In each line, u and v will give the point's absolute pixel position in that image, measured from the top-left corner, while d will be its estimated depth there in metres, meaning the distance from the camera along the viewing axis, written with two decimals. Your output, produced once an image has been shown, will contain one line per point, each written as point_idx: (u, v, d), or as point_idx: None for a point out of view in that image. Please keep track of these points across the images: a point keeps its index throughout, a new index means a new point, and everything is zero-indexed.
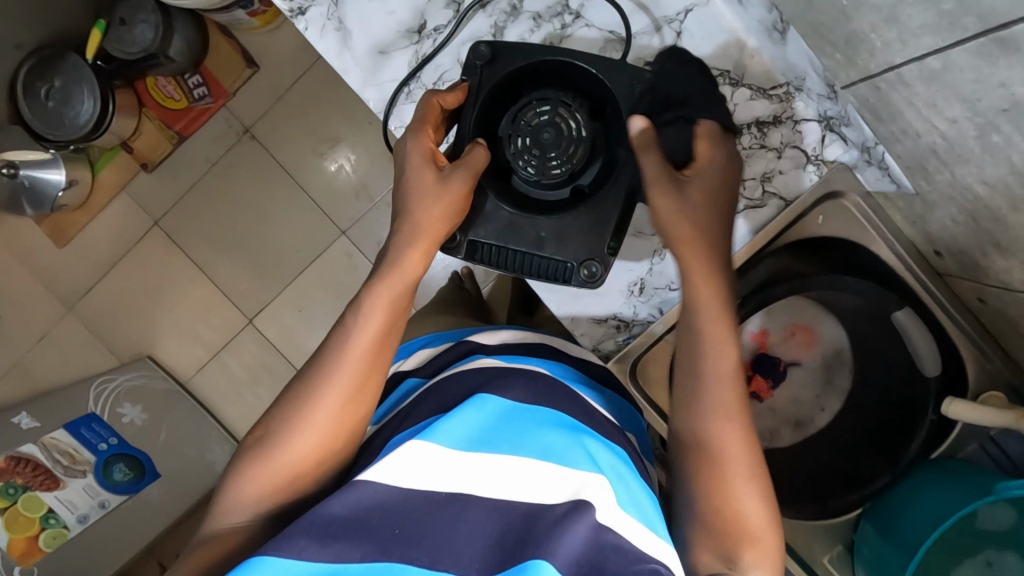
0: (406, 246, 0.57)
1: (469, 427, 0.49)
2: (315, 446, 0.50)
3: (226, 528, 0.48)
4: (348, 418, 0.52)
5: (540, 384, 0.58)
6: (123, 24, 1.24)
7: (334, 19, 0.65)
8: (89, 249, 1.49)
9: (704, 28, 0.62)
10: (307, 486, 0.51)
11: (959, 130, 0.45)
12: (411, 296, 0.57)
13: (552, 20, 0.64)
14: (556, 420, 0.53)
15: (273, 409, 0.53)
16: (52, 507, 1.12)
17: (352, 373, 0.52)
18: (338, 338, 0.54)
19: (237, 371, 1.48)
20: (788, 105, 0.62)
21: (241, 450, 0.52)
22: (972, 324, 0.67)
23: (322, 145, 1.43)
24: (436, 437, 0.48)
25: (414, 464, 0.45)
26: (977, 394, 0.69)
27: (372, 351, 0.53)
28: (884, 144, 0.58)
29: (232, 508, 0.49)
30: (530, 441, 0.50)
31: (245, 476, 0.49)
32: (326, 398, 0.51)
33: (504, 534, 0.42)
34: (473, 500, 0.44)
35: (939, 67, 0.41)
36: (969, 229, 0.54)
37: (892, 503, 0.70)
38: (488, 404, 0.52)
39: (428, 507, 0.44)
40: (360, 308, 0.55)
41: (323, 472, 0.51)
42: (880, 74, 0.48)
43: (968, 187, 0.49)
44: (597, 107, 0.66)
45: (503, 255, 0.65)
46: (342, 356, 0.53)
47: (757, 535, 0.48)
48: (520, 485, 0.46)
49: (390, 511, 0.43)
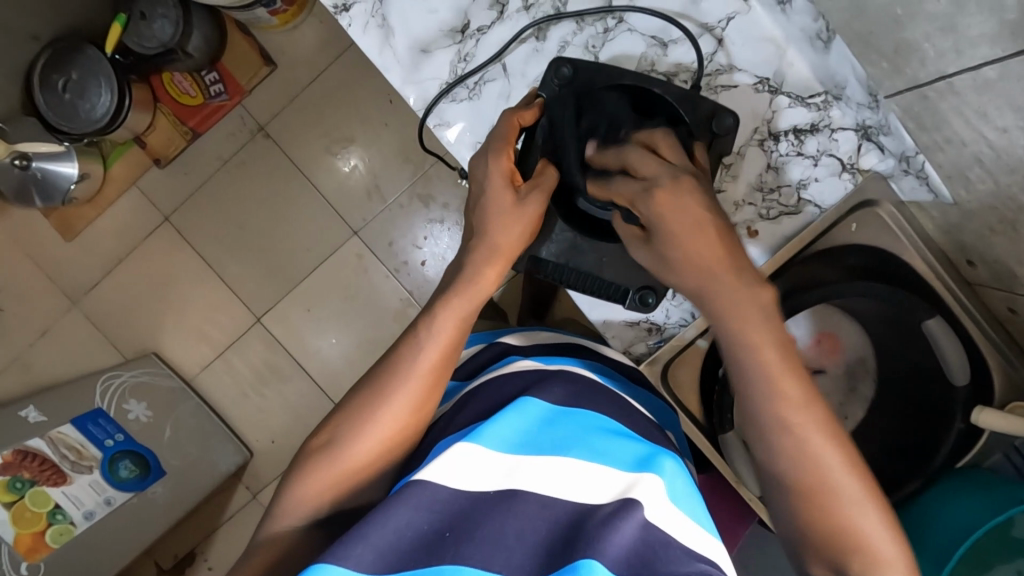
0: (484, 266, 0.59)
1: (513, 430, 0.50)
2: (375, 452, 0.53)
3: (286, 530, 0.51)
4: (408, 428, 0.54)
5: (581, 389, 0.59)
6: (143, 19, 1.24)
7: (377, 17, 0.65)
8: (97, 244, 1.48)
9: (745, 35, 0.63)
10: (363, 493, 0.53)
11: (1010, 139, 0.45)
12: (477, 313, 0.59)
13: (595, 23, 0.65)
14: (606, 427, 0.54)
15: (336, 413, 0.56)
16: (59, 501, 1.10)
17: (417, 386, 0.55)
18: (407, 350, 0.57)
19: (243, 370, 1.47)
20: (825, 114, 0.63)
21: (302, 453, 0.55)
22: (999, 333, 0.70)
23: (336, 145, 1.43)
24: (480, 441, 0.48)
25: (466, 466, 0.46)
26: (1002, 403, 0.70)
27: (436, 369, 0.56)
28: (924, 153, 0.59)
29: (293, 510, 0.52)
30: (576, 444, 0.50)
31: (308, 478, 0.52)
32: (389, 407, 0.54)
33: (555, 535, 0.43)
34: (523, 500, 0.44)
35: (995, 76, 0.42)
36: (1008, 240, 0.55)
37: (919, 511, 0.71)
38: (531, 407, 0.53)
39: (479, 511, 0.44)
40: (434, 319, 0.57)
41: (378, 478, 0.54)
42: (929, 83, 0.49)
43: (1013, 197, 0.50)
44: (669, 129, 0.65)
45: (565, 276, 0.67)
46: (409, 369, 0.55)
47: (895, 564, 0.48)
48: (568, 484, 0.46)
49: (441, 515, 0.43)
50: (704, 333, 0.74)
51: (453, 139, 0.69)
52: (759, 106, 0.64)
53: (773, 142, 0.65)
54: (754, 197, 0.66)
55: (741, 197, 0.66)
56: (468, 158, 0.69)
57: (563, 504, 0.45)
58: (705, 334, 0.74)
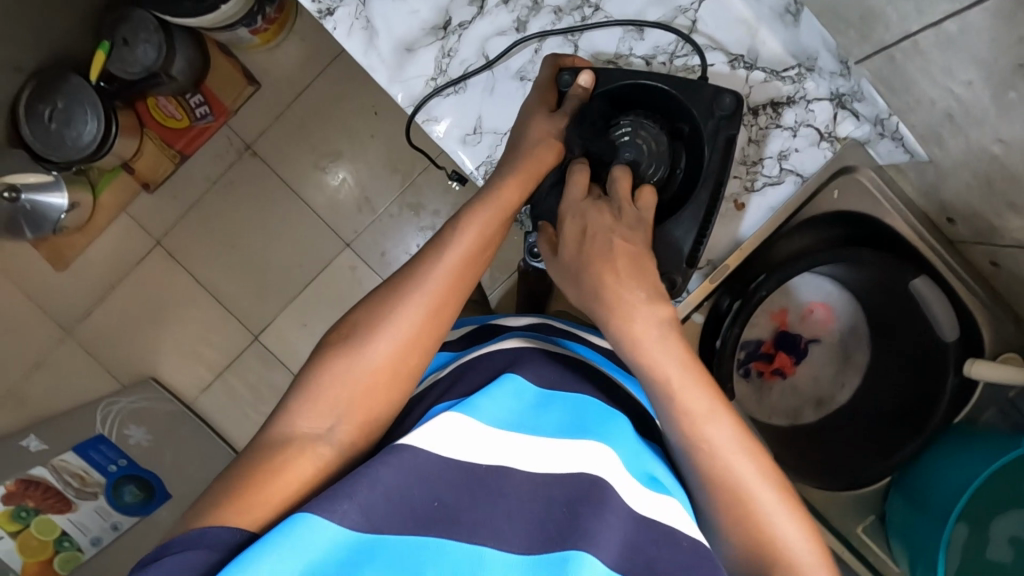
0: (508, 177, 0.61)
1: (505, 410, 0.52)
2: (394, 349, 0.55)
3: (302, 431, 0.51)
4: (424, 330, 0.56)
5: (572, 371, 0.61)
6: (126, 45, 1.25)
7: (362, 19, 0.67)
8: (89, 272, 1.47)
9: (718, 15, 0.65)
10: (379, 400, 0.54)
11: (976, 92, 0.48)
12: (488, 237, 0.60)
13: (573, 13, 0.67)
14: (592, 406, 0.56)
15: (358, 312, 0.57)
16: (64, 528, 1.12)
17: (437, 284, 0.57)
18: (429, 260, 0.59)
19: (241, 389, 1.47)
20: (800, 86, 0.65)
21: (322, 350, 0.56)
22: (985, 290, 0.71)
23: (324, 159, 1.45)
24: (474, 414, 0.50)
25: (456, 436, 0.48)
26: (994, 355, 0.71)
27: (458, 273, 0.58)
28: (897, 115, 0.61)
29: (312, 414, 0.52)
30: (566, 425, 0.53)
31: (327, 372, 0.54)
32: (410, 306, 0.56)
33: (545, 515, 0.45)
34: (512, 482, 0.47)
35: (956, 31, 0.45)
36: (983, 193, 0.57)
37: (920, 477, 0.72)
38: (519, 387, 0.55)
39: (472, 487, 0.46)
40: (462, 228, 0.59)
41: (394, 385, 0.55)
42: (896, 44, 0.51)
43: (984, 150, 0.52)
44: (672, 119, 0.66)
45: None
46: (432, 270, 0.58)
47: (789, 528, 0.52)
48: (556, 461, 0.49)
49: (430, 487, 0.44)
50: (698, 307, 0.74)
51: (443, 134, 0.70)
52: (736, 84, 0.66)
53: (753, 116, 0.67)
54: (741, 170, 0.68)
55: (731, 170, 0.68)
56: (458, 151, 0.70)
57: (554, 488, 0.47)
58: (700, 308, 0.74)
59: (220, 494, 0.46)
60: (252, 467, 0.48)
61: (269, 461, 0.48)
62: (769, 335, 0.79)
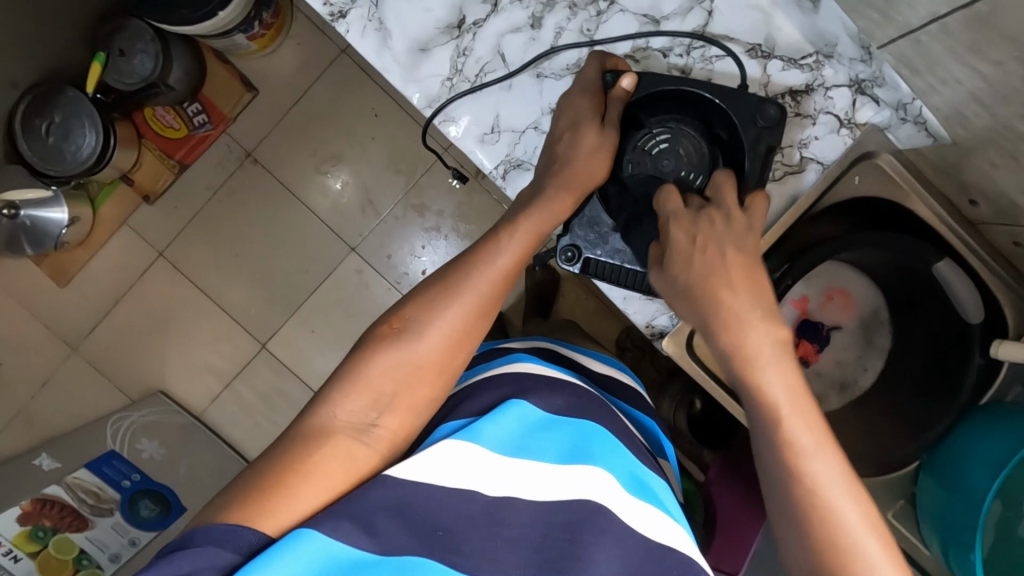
0: (558, 189, 0.62)
1: (507, 433, 0.55)
2: (441, 350, 0.56)
3: (342, 423, 0.52)
4: (471, 333, 0.57)
5: (580, 396, 0.63)
6: (122, 55, 1.24)
7: (374, 20, 0.66)
8: (92, 287, 1.46)
9: (734, 5, 0.65)
10: (418, 399, 0.55)
11: (1006, 72, 0.48)
12: (540, 237, 0.62)
13: (587, 7, 0.66)
14: (595, 432, 0.58)
15: (408, 304, 0.57)
16: (83, 547, 1.11)
17: (489, 290, 0.58)
18: (478, 261, 0.59)
19: (251, 398, 1.46)
20: (817, 74, 0.65)
21: (367, 339, 0.56)
22: (1007, 271, 0.71)
23: (325, 163, 1.44)
24: (474, 441, 0.53)
25: (458, 463, 0.51)
26: (1017, 334, 0.71)
27: (508, 274, 0.59)
28: (921, 99, 0.61)
29: (352, 406, 0.53)
30: (564, 451, 0.56)
31: (372, 366, 0.54)
32: (458, 304, 0.56)
33: (545, 540, 0.48)
34: (514, 509, 0.49)
35: (987, 11, 0.44)
36: (1010, 173, 0.57)
37: (948, 457, 0.72)
38: (525, 412, 0.58)
39: (476, 515, 0.48)
40: (514, 230, 0.60)
41: (433, 383, 0.56)
42: (921, 27, 0.51)
43: (1013, 129, 0.52)
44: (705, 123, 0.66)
45: (617, 274, 0.67)
46: (482, 270, 0.58)
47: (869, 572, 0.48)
48: (554, 488, 0.52)
49: (429, 512, 0.48)
50: None
51: (460, 134, 0.69)
52: (755, 73, 0.66)
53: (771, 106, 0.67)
54: None
55: None
56: (476, 151, 0.70)
57: (554, 512, 0.50)
58: None
59: (257, 482, 0.47)
60: (288, 458, 0.49)
61: (310, 452, 0.49)
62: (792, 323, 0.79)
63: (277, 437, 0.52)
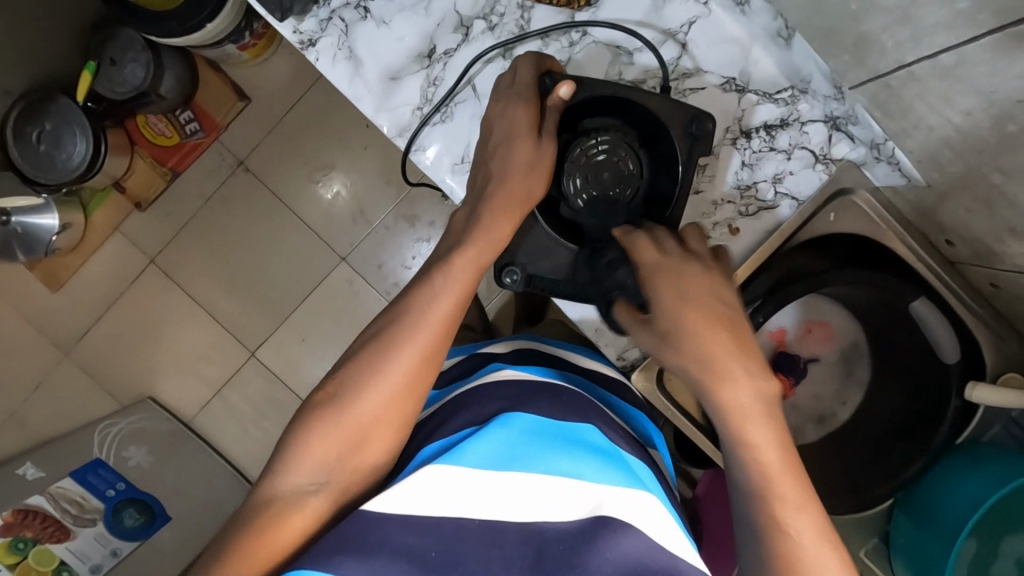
0: (508, 209, 0.60)
1: (497, 446, 0.52)
2: (385, 403, 0.54)
3: (290, 488, 0.52)
4: (416, 379, 0.55)
5: (559, 395, 0.62)
6: (112, 64, 1.24)
7: (345, 49, 0.65)
8: (84, 292, 1.46)
9: (708, 38, 0.64)
10: (367, 451, 0.54)
11: (974, 122, 0.47)
12: (479, 269, 0.59)
13: (560, 38, 0.65)
14: (581, 431, 0.57)
15: (345, 366, 0.56)
16: (63, 559, 1.09)
17: (428, 336, 0.55)
18: (417, 304, 0.57)
19: (241, 406, 1.46)
20: (793, 108, 0.64)
21: (305, 408, 0.55)
22: (986, 309, 0.70)
23: (317, 172, 1.43)
24: (459, 460, 0.50)
25: (447, 483, 0.49)
26: (995, 375, 0.70)
27: (449, 319, 0.56)
28: (893, 140, 0.60)
29: (298, 469, 0.52)
30: (557, 455, 0.53)
31: (315, 431, 0.53)
32: (398, 357, 0.55)
33: (539, 554, 0.46)
34: (504, 529, 0.47)
35: (953, 63, 0.43)
36: (984, 218, 0.56)
37: (922, 496, 0.72)
38: (517, 421, 0.55)
39: (466, 537, 0.46)
40: (449, 270, 0.57)
41: (383, 433, 0.55)
42: (890, 72, 0.50)
43: (983, 177, 0.51)
44: (649, 142, 0.67)
45: (558, 288, 0.67)
46: (419, 316, 0.56)
47: None
48: (547, 502, 0.50)
49: (423, 539, 0.46)
50: None
51: (430, 162, 0.69)
52: (729, 106, 0.65)
53: (746, 139, 0.66)
54: (733, 196, 0.67)
55: (722, 196, 0.67)
56: (446, 179, 0.69)
57: (549, 527, 0.48)
58: None
59: (214, 561, 0.48)
60: (242, 533, 0.49)
61: (258, 522, 0.50)
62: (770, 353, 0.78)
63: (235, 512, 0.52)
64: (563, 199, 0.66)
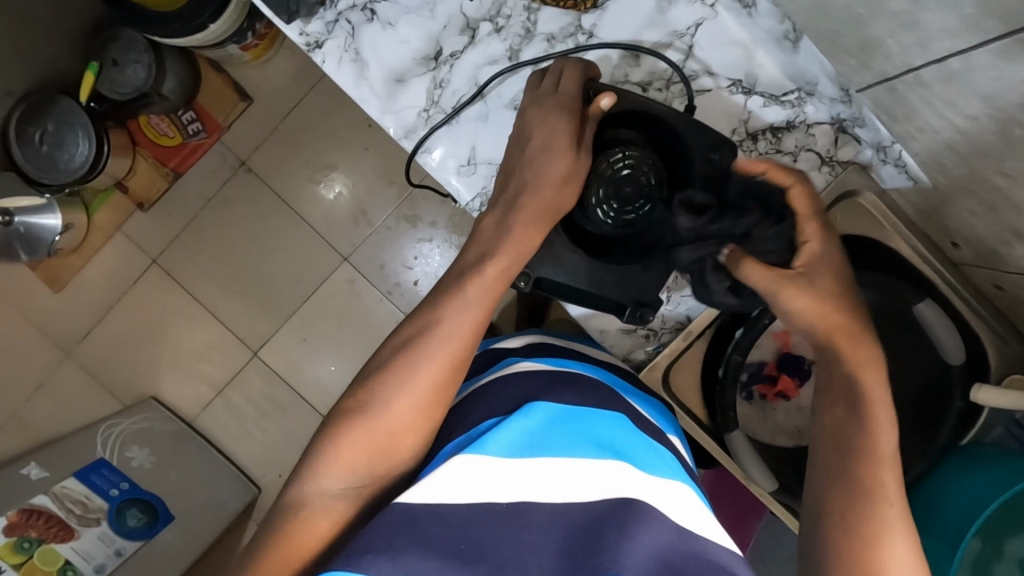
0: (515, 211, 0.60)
1: (519, 434, 0.51)
2: (414, 410, 0.53)
3: (318, 492, 0.51)
4: (445, 385, 0.55)
5: (580, 382, 0.61)
6: (115, 65, 1.23)
7: (351, 51, 0.66)
8: (86, 292, 1.46)
9: (714, 40, 0.64)
10: (396, 458, 0.53)
11: (980, 126, 0.47)
12: (508, 280, 0.59)
13: (566, 40, 0.66)
14: (607, 418, 0.57)
15: (372, 374, 0.55)
16: (68, 558, 1.09)
17: (460, 346, 0.56)
18: (444, 309, 0.57)
19: (243, 406, 1.46)
20: (800, 110, 0.64)
21: (334, 414, 0.55)
22: (989, 311, 0.70)
23: (319, 173, 1.44)
24: (485, 449, 0.49)
25: (472, 472, 0.48)
26: (999, 377, 0.70)
27: (477, 329, 0.56)
28: (899, 143, 0.61)
29: (327, 473, 0.52)
30: (579, 443, 0.52)
31: (343, 438, 0.52)
32: (429, 363, 0.54)
33: (572, 544, 0.46)
34: (534, 516, 0.46)
35: (959, 67, 0.44)
36: (988, 221, 0.56)
37: (926, 496, 0.72)
38: (538, 411, 0.54)
39: (496, 525, 0.45)
40: (481, 279, 0.57)
41: (410, 441, 0.54)
42: (896, 76, 0.50)
43: (988, 181, 0.51)
44: (669, 160, 0.65)
45: (564, 292, 0.67)
46: (448, 322, 0.56)
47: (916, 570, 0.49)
48: (574, 488, 0.49)
49: (453, 528, 0.44)
50: (700, 334, 0.75)
51: (436, 164, 0.69)
52: (734, 108, 0.65)
53: (752, 142, 0.66)
54: None
55: None
56: (452, 181, 0.70)
57: (578, 515, 0.48)
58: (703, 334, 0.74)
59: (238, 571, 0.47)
60: (269, 541, 0.48)
61: (285, 526, 0.49)
62: (772, 357, 0.75)
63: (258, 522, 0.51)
64: (582, 207, 0.64)
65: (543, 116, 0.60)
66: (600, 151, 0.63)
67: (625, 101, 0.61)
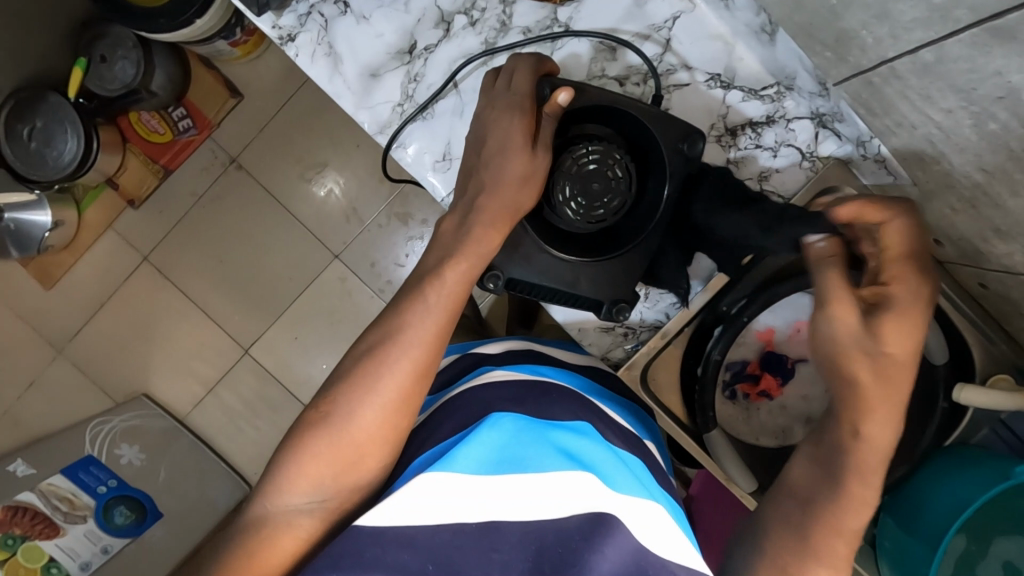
0: (487, 209, 0.59)
1: (487, 450, 0.50)
2: (377, 421, 0.53)
3: (284, 508, 0.51)
4: (408, 395, 0.54)
5: (550, 393, 0.60)
6: (104, 61, 1.24)
7: (324, 45, 0.65)
8: (76, 289, 1.46)
9: (691, 34, 0.63)
10: (362, 470, 0.53)
11: (956, 120, 0.46)
12: (471, 279, 0.58)
13: (542, 34, 0.65)
14: (572, 426, 0.56)
15: (336, 383, 0.55)
16: (53, 554, 1.08)
17: (422, 353, 0.55)
18: (407, 315, 0.56)
19: (234, 403, 1.46)
20: (779, 105, 0.64)
21: (298, 426, 0.54)
22: (974, 310, 0.69)
23: (310, 171, 1.43)
24: (452, 467, 0.48)
25: (437, 492, 0.46)
26: (984, 377, 0.69)
27: (441, 335, 0.56)
28: (878, 138, 0.59)
29: (291, 488, 0.51)
30: (549, 458, 0.51)
31: (306, 452, 0.52)
32: (392, 372, 0.54)
33: (539, 562, 0.45)
34: (503, 534, 0.46)
35: (932, 59, 0.42)
36: (968, 218, 0.55)
37: (909, 497, 0.71)
38: (505, 422, 0.53)
39: (462, 547, 0.44)
40: (440, 283, 0.57)
41: (376, 451, 0.53)
42: (872, 69, 0.49)
43: (966, 176, 0.50)
44: (640, 153, 0.65)
45: (535, 289, 0.66)
46: (410, 332, 0.55)
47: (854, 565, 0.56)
48: (544, 508, 0.48)
49: (418, 550, 0.44)
50: (680, 333, 0.73)
51: (412, 160, 0.68)
52: (713, 103, 0.65)
53: (731, 137, 0.66)
54: None
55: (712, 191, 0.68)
56: (428, 177, 0.68)
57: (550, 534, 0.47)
58: (682, 332, 0.73)
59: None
60: (236, 557, 0.49)
61: (250, 543, 0.50)
62: (755, 356, 0.74)
63: (229, 535, 0.52)
64: (551, 206, 0.65)
65: (515, 111, 0.59)
66: (566, 148, 0.64)
67: (586, 93, 0.61)
